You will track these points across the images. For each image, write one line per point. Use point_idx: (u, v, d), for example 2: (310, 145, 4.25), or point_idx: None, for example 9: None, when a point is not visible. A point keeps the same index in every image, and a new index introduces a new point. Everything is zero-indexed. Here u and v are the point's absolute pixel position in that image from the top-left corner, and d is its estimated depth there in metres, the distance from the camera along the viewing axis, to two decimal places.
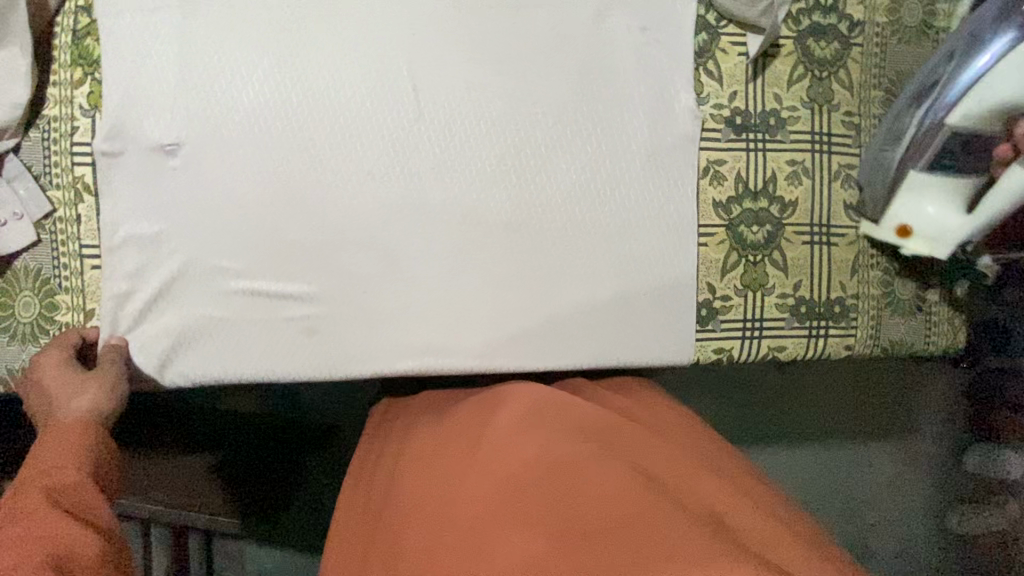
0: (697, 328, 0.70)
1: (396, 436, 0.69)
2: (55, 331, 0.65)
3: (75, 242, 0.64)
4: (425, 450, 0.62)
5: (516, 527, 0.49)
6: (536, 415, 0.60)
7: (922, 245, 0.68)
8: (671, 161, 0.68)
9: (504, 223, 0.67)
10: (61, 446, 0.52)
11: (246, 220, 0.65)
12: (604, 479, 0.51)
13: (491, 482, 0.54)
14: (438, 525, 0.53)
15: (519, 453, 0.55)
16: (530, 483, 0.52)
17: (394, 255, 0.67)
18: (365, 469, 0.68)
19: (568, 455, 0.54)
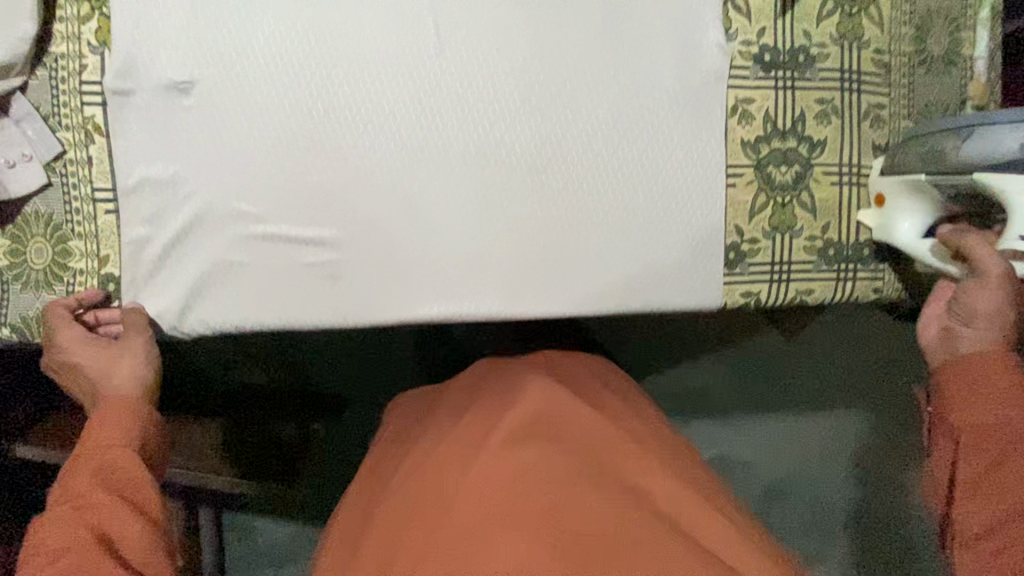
0: (726, 271, 0.69)
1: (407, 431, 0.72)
2: (69, 278, 0.63)
3: (87, 185, 0.62)
4: (426, 447, 0.65)
5: (503, 531, 0.54)
6: (534, 423, 0.64)
7: (868, 217, 0.70)
8: (699, 99, 0.66)
9: (529, 164, 0.65)
10: (117, 425, 0.59)
11: (263, 162, 0.63)
12: (591, 501, 0.57)
13: (489, 486, 0.57)
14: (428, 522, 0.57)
15: (514, 463, 0.59)
16: (520, 495, 0.57)
17: (415, 198, 0.65)
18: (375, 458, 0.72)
19: (561, 472, 0.59)
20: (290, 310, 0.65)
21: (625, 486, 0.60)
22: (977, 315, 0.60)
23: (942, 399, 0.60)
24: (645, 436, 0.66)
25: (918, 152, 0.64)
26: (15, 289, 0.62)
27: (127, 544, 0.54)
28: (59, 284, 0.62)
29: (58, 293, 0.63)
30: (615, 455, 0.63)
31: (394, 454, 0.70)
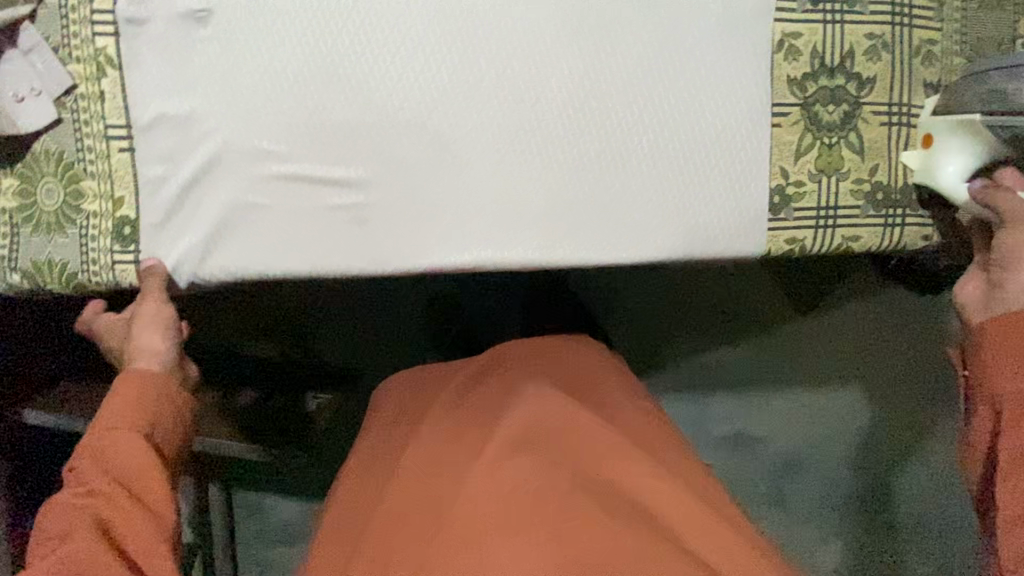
0: (770, 216, 0.66)
1: (399, 428, 0.76)
2: (81, 221, 0.59)
3: (99, 122, 0.59)
4: (426, 454, 0.69)
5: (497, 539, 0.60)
6: (523, 431, 0.69)
7: (912, 159, 0.66)
8: (744, 33, 0.63)
9: (565, 101, 0.62)
10: (129, 403, 0.56)
11: (287, 98, 0.59)
12: (573, 507, 0.62)
13: (479, 502, 0.63)
14: (429, 529, 0.62)
15: (503, 480, 0.64)
16: (511, 506, 0.62)
17: (446, 138, 0.61)
18: (369, 456, 0.76)
19: (547, 482, 0.64)
20: (314, 257, 0.62)
21: (606, 486, 0.65)
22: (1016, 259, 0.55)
23: (979, 366, 0.55)
24: (628, 430, 0.70)
25: (977, 92, 0.61)
26: (25, 232, 0.59)
27: (134, 537, 0.52)
28: (72, 227, 0.59)
29: (70, 237, 0.59)
30: (600, 455, 0.67)
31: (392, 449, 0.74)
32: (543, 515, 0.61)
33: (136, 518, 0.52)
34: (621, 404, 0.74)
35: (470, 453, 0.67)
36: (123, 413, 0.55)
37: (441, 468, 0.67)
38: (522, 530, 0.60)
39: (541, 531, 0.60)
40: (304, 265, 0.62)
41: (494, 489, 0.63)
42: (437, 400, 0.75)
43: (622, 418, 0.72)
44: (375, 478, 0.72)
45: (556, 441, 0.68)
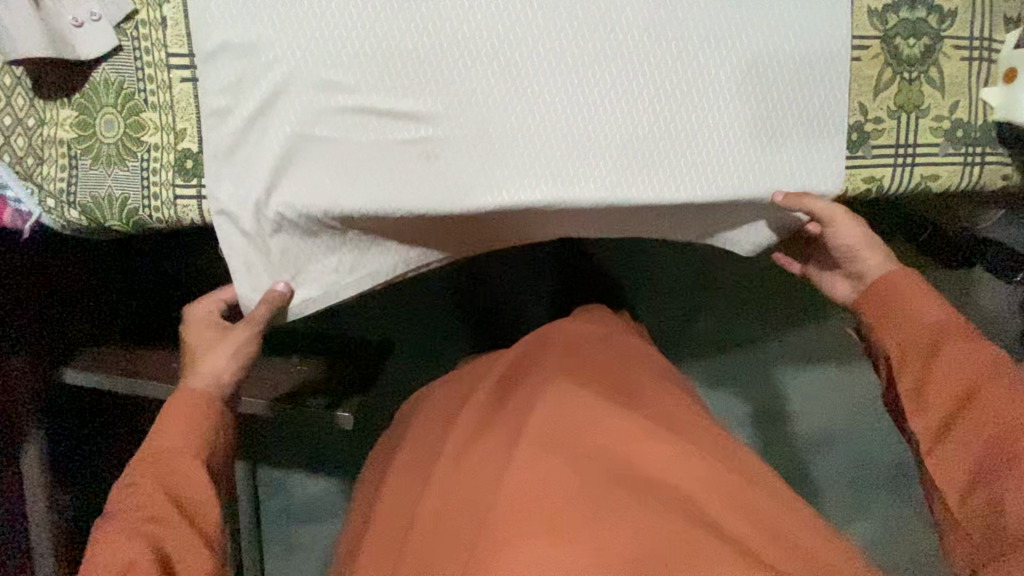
0: (848, 154, 0.64)
1: (444, 418, 0.72)
2: (143, 154, 0.57)
3: (160, 50, 0.56)
4: (472, 444, 0.65)
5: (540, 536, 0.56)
6: (556, 423, 0.63)
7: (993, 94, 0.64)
8: None
9: (641, 30, 0.60)
10: (185, 427, 0.54)
11: (355, 26, 0.57)
12: (617, 504, 0.57)
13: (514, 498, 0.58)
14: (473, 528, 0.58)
15: (548, 473, 0.59)
16: (549, 503, 0.58)
17: (521, 71, 0.59)
18: (415, 446, 0.72)
19: (581, 476, 0.59)
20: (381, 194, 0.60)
21: (644, 479, 0.60)
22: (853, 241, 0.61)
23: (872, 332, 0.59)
24: (663, 419, 0.65)
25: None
26: (84, 165, 0.56)
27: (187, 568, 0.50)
28: (132, 160, 0.57)
29: (131, 171, 0.57)
30: (637, 445, 0.62)
31: (440, 439, 0.70)
32: (584, 509, 0.57)
33: (188, 530, 0.51)
34: (655, 390, 0.69)
35: (499, 450, 0.63)
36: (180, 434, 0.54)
37: (471, 465, 0.63)
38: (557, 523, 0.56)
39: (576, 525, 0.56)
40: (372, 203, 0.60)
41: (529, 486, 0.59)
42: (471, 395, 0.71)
43: (654, 407, 0.67)
44: (421, 468, 0.68)
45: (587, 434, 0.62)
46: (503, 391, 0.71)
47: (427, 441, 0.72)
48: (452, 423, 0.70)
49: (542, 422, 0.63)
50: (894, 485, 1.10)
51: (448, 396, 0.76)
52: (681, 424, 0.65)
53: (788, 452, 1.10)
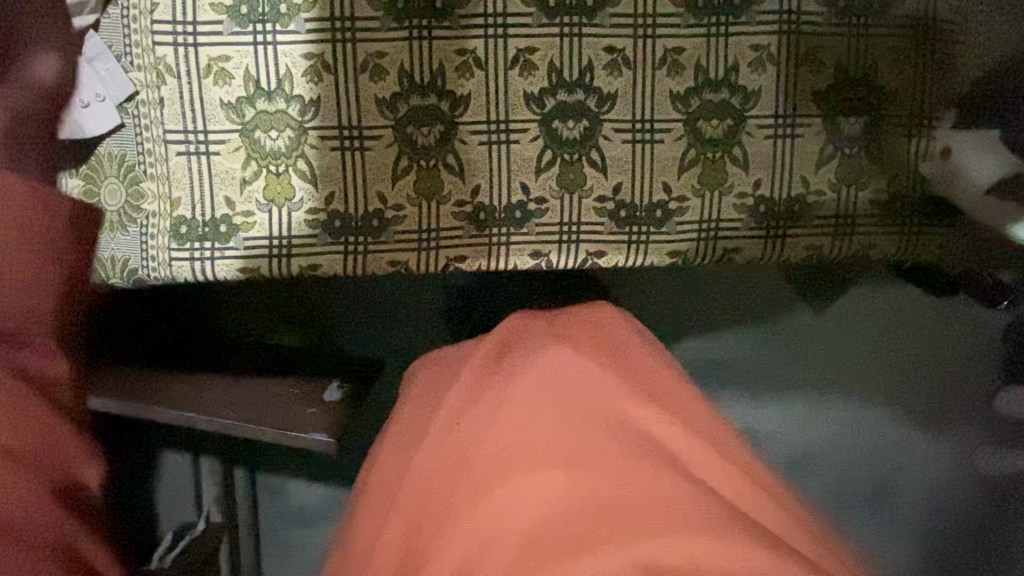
0: (789, 225, 0.69)
1: (433, 386, 0.69)
2: (141, 220, 0.63)
3: (158, 127, 0.62)
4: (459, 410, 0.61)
5: (532, 492, 0.53)
6: (545, 393, 0.60)
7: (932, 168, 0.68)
8: (772, 51, 0.65)
9: (600, 105, 0.65)
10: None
11: (336, 110, 0.63)
12: (612, 464, 0.54)
13: (509, 452, 0.56)
14: (462, 491, 0.55)
15: (536, 437, 0.56)
16: (543, 454, 0.55)
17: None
18: (402, 413, 0.69)
19: (576, 431, 0.56)
20: (366, 242, 0.66)
21: (641, 438, 0.57)
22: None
23: None
24: (657, 394, 0.62)
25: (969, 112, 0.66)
26: None
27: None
28: (132, 226, 0.63)
29: (130, 235, 0.63)
30: (633, 407, 0.60)
31: (422, 408, 0.66)
32: (586, 469, 0.54)
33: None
34: (652, 364, 0.66)
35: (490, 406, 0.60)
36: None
37: (463, 420, 0.60)
38: (554, 472, 0.54)
39: (573, 473, 0.53)
40: (360, 246, 0.66)
41: (524, 439, 0.56)
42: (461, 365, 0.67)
43: (651, 380, 0.64)
44: (408, 430, 0.65)
45: (584, 396, 0.60)
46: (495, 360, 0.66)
47: (415, 406, 0.68)
48: (442, 387, 0.67)
49: (539, 393, 0.60)
50: (916, 477, 0.98)
51: (436, 365, 0.72)
52: (671, 391, 0.64)
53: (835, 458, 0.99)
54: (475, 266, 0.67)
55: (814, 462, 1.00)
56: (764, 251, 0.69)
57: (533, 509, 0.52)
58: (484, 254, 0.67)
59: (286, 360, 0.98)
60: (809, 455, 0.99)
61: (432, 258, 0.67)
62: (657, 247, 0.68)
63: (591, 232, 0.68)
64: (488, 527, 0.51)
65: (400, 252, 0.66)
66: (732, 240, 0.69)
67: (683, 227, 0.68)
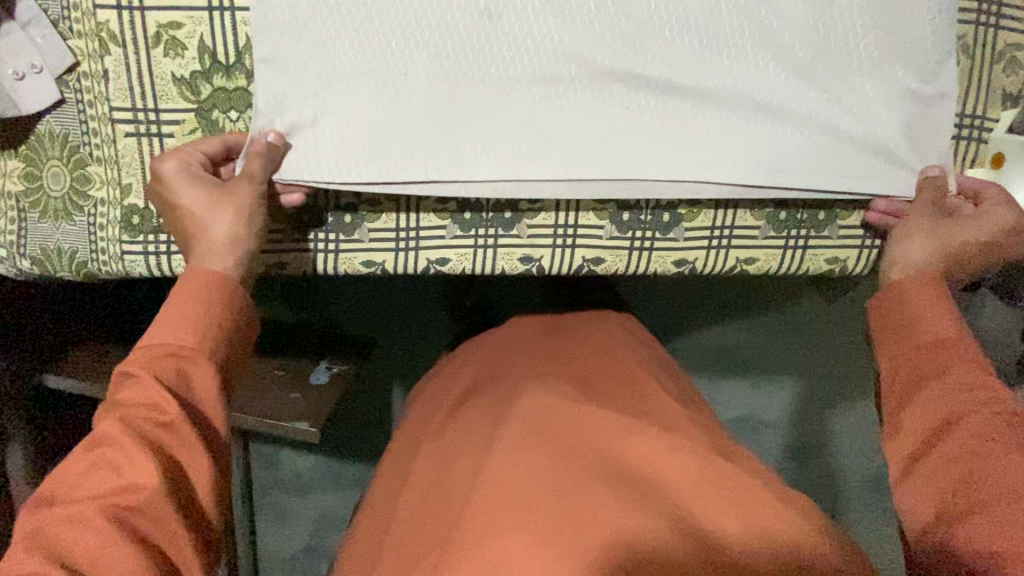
0: (812, 235, 0.61)
1: (435, 413, 0.66)
2: (89, 209, 0.57)
3: (104, 104, 0.55)
4: (451, 438, 0.59)
5: (515, 533, 0.46)
6: (537, 425, 0.55)
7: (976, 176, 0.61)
8: (826, 29, 0.55)
9: (610, 88, 0.55)
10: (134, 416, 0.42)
11: (298, 84, 0.54)
12: (605, 510, 0.47)
13: (494, 494, 0.49)
14: (444, 530, 0.50)
15: (522, 472, 0.50)
16: (530, 498, 0.48)
17: (504, 33, 0.53)
18: (411, 436, 0.67)
19: (565, 472, 0.50)
20: (337, 240, 0.59)
21: (635, 480, 0.50)
22: (923, 302, 0.50)
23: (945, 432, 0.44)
24: (647, 418, 0.55)
25: None
26: (32, 218, 0.57)
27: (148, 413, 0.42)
28: (79, 215, 0.57)
29: (78, 225, 0.57)
30: (625, 441, 0.53)
31: (427, 430, 0.64)
32: (568, 507, 0.47)
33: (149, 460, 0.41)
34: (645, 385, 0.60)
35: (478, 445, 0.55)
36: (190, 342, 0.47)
37: (452, 458, 0.56)
38: (537, 521, 0.46)
39: (560, 521, 0.47)
40: (330, 245, 0.59)
41: (510, 480, 0.50)
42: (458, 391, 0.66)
43: (648, 404, 0.58)
44: (411, 462, 0.62)
45: (576, 430, 0.54)
46: (489, 389, 0.63)
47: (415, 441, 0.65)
48: (439, 417, 0.64)
49: (528, 423, 0.55)
50: None
51: (442, 389, 0.70)
52: (671, 415, 0.57)
53: (744, 396, 0.99)
54: (459, 270, 0.61)
55: (811, 457, 0.99)
56: (780, 264, 0.62)
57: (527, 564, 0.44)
58: (469, 258, 0.61)
59: (291, 344, 0.98)
60: (808, 452, 0.99)
61: (412, 260, 0.60)
62: (662, 254, 0.62)
63: (589, 237, 0.61)
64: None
65: (376, 252, 0.60)
66: (745, 249, 0.62)
67: (692, 235, 0.61)
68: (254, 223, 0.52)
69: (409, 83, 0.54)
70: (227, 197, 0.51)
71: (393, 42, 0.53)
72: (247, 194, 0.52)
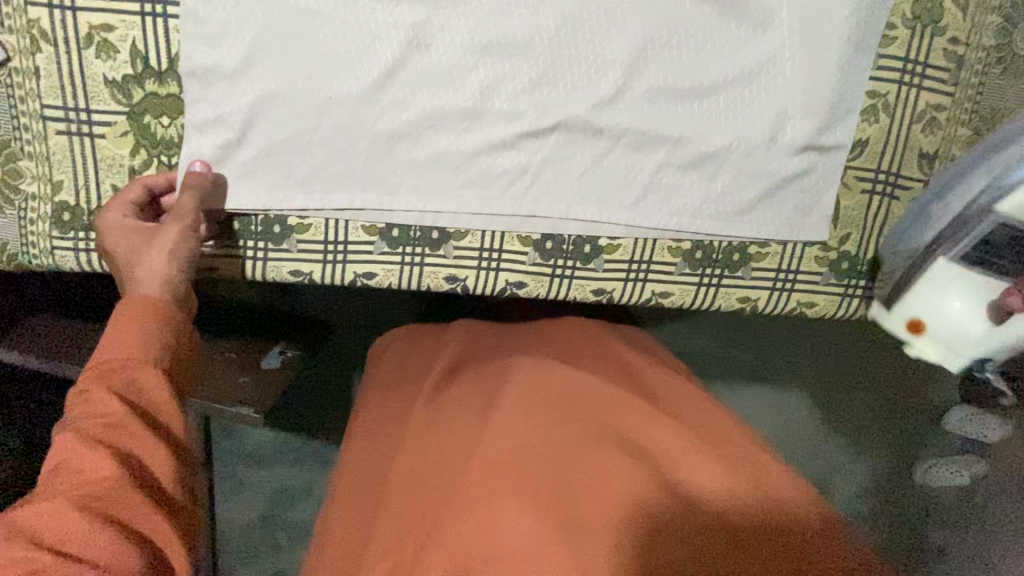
0: (726, 274, 0.64)
1: (410, 368, 0.66)
2: (20, 203, 0.58)
3: (35, 100, 0.56)
4: (437, 399, 0.60)
5: (512, 503, 0.50)
6: (529, 395, 0.57)
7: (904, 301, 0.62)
8: (750, 84, 0.58)
9: (540, 121, 0.57)
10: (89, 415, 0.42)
11: (229, 96, 0.55)
12: (599, 478, 0.51)
13: (486, 473, 0.52)
14: (441, 491, 0.52)
15: (515, 446, 0.53)
16: (524, 474, 0.52)
17: (438, 62, 0.55)
18: (382, 393, 0.66)
19: (558, 442, 0.54)
20: (265, 249, 0.61)
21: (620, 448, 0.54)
22: None
23: None
24: None
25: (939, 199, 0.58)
26: None
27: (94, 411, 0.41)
28: (10, 208, 0.58)
29: (8, 217, 0.59)
30: (629, 412, 0.57)
31: (402, 387, 0.64)
32: (558, 480, 0.52)
33: None
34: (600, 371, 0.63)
35: (474, 412, 0.57)
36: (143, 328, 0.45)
37: (443, 422, 0.58)
38: (523, 496, 0.51)
39: (554, 495, 0.51)
40: (259, 253, 0.61)
41: (508, 454, 0.53)
42: (403, 375, 0.66)
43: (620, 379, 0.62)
44: (387, 415, 0.62)
45: (562, 400, 0.57)
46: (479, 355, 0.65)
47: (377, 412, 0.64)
48: (398, 393, 0.64)
49: (523, 392, 0.57)
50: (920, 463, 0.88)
51: (418, 344, 0.69)
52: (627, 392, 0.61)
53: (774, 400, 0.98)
54: (385, 284, 0.63)
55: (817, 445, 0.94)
56: (693, 300, 0.65)
57: (526, 533, 0.48)
58: (395, 274, 0.63)
59: (244, 323, 0.97)
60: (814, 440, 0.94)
61: (339, 272, 0.62)
62: (585, 282, 0.64)
63: (512, 262, 0.63)
64: (471, 546, 0.48)
65: (304, 263, 0.61)
66: (660, 284, 0.64)
67: (611, 266, 0.63)
68: (186, 260, 0.50)
69: (334, 107, 0.56)
70: (153, 238, 0.50)
71: (328, 61, 0.54)
72: (176, 234, 0.50)
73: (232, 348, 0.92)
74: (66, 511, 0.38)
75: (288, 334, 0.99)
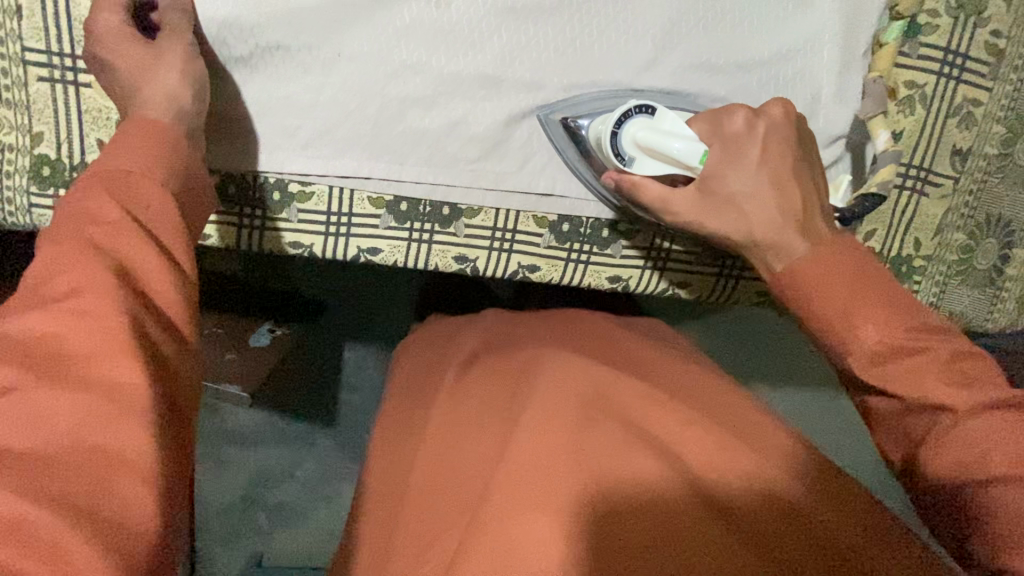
0: (746, 267, 0.63)
1: (433, 367, 0.63)
2: None
3: (15, 42, 0.51)
4: (453, 398, 0.56)
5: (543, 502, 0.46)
6: (555, 389, 0.53)
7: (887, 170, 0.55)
8: (786, 68, 0.55)
9: (563, 93, 0.54)
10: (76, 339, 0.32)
11: (227, 45, 0.50)
12: (639, 475, 0.47)
13: (509, 470, 0.48)
14: (468, 496, 0.49)
15: (541, 437, 0.49)
16: (549, 469, 0.47)
17: (457, 24, 0.51)
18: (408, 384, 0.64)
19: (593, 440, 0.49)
20: (263, 218, 0.57)
21: (647, 438, 0.50)
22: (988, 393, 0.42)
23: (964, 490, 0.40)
24: None
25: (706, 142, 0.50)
26: None
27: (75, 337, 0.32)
28: None
29: None
30: (655, 406, 0.53)
31: (425, 386, 0.61)
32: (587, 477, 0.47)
33: None
34: (619, 361, 0.60)
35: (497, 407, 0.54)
36: (147, 146, 0.40)
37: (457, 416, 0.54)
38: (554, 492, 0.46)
39: (588, 489, 0.46)
40: (257, 221, 0.57)
41: (530, 449, 0.49)
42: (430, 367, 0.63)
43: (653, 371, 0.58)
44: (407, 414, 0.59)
45: (585, 388, 0.54)
46: (504, 352, 0.61)
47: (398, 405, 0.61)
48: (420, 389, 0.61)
49: (548, 387, 0.54)
50: None
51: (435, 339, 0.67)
52: (656, 379, 0.58)
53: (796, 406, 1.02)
54: (390, 261, 0.59)
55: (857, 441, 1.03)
56: (711, 291, 0.64)
57: (560, 535, 0.44)
58: (401, 251, 0.59)
59: (233, 293, 0.92)
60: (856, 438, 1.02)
61: (342, 245, 0.58)
62: (601, 268, 0.61)
63: (527, 243, 0.60)
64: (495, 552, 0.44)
65: (304, 234, 0.57)
66: (678, 275, 0.62)
67: (629, 253, 0.61)
68: (199, 80, 0.46)
69: (345, 65, 0.51)
70: (161, 50, 0.45)
71: (339, 14, 0.50)
72: (184, 79, 0.45)
73: (222, 322, 0.88)
74: (64, 335, 0.32)
75: (281, 310, 0.95)
